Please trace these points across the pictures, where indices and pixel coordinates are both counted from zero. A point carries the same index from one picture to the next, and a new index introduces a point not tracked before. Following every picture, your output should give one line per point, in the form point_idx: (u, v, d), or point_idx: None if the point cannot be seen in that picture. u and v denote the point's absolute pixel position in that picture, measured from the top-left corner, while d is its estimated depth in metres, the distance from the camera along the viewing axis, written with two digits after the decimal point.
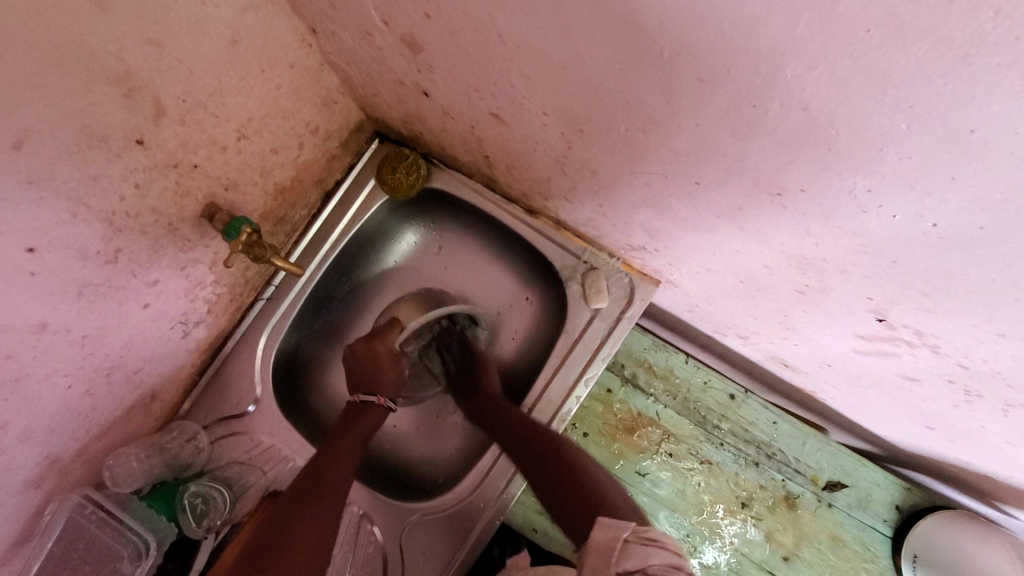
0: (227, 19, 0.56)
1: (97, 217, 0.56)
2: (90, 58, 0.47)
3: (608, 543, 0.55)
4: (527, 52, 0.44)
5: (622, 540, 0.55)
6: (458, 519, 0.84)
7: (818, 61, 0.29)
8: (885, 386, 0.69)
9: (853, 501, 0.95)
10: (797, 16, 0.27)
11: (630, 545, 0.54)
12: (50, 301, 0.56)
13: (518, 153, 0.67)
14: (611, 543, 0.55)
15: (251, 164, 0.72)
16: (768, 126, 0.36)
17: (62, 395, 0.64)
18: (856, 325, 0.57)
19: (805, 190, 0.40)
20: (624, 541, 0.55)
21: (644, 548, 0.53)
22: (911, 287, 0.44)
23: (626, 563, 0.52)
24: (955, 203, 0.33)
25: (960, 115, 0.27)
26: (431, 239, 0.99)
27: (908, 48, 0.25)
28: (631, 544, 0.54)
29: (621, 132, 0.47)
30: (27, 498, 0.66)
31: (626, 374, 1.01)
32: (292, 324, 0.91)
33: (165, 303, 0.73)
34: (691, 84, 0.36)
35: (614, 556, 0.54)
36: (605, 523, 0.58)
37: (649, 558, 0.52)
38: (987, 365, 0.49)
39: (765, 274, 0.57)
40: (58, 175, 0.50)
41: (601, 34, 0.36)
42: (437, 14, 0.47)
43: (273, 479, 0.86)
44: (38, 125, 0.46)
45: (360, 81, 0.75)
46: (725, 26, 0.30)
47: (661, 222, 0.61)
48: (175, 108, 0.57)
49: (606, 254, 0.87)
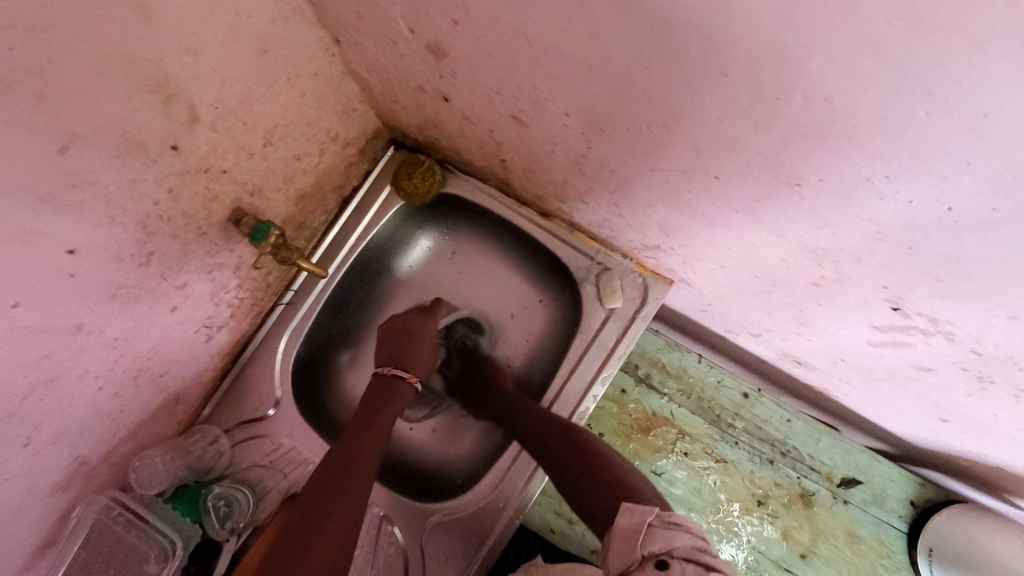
0: (259, 28, 0.58)
1: (132, 221, 0.58)
2: (133, 67, 0.49)
3: (633, 527, 0.57)
4: (553, 54, 0.46)
5: (645, 524, 0.56)
6: (478, 519, 0.85)
7: (839, 53, 0.31)
8: (898, 378, 0.70)
9: (868, 497, 0.96)
10: (821, 10, 0.29)
11: (654, 530, 0.55)
12: (86, 302, 0.58)
13: (535, 156, 0.69)
14: (636, 529, 0.56)
15: (276, 170, 0.74)
16: (789, 118, 0.38)
17: (93, 397, 0.66)
18: (871, 316, 0.58)
19: (824, 180, 0.42)
20: (648, 526, 0.56)
21: (668, 531, 0.55)
22: (926, 274, 0.45)
23: (651, 546, 0.54)
24: (970, 186, 0.34)
25: (974, 101, 0.29)
26: (446, 244, 1.02)
27: (926, 36, 0.27)
28: (656, 528, 0.56)
29: (644, 130, 0.49)
30: (57, 498, 0.67)
31: (640, 374, 1.02)
32: (311, 327, 0.93)
33: (191, 307, 0.74)
34: (716, 79, 0.38)
35: (640, 540, 0.55)
36: (629, 508, 0.60)
37: (672, 542, 0.54)
38: (1001, 350, 0.50)
39: (781, 268, 0.59)
40: (99, 180, 0.52)
41: (629, 33, 0.38)
42: (466, 21, 0.49)
43: (294, 481, 0.87)
44: (84, 131, 0.48)
45: (379, 88, 0.77)
46: (750, 21, 0.32)
47: (678, 220, 0.63)
48: (207, 114, 0.60)
49: (619, 255, 0.89)
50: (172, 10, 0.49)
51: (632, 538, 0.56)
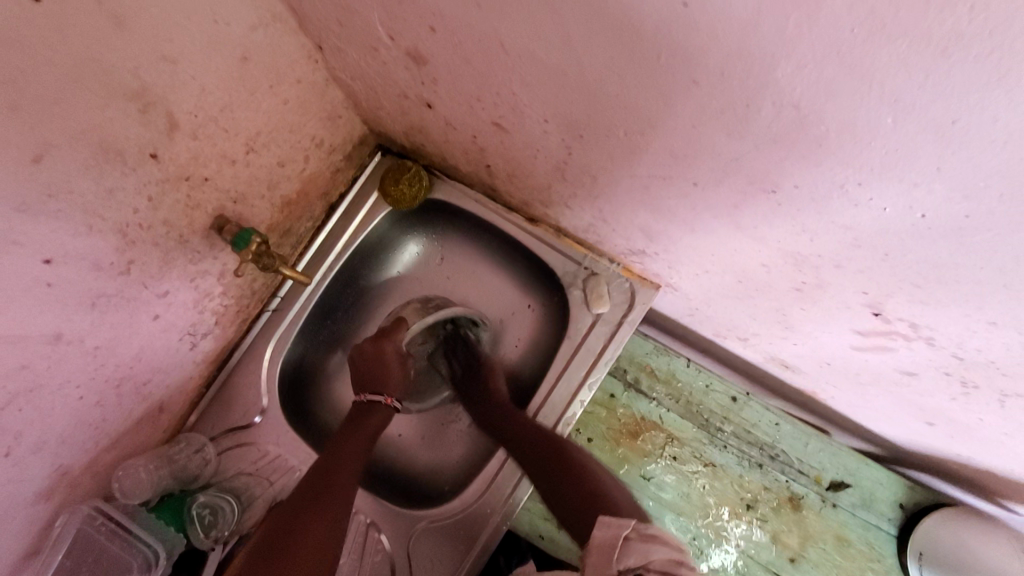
0: (239, 36, 0.58)
1: (111, 229, 0.58)
2: (110, 75, 0.49)
3: (609, 541, 0.59)
4: (531, 62, 0.46)
5: (622, 537, 0.58)
6: (465, 525, 0.85)
7: (806, 60, 0.31)
8: (884, 382, 0.70)
9: (857, 500, 0.96)
10: (786, 18, 0.29)
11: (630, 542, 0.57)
12: (65, 312, 0.57)
13: (519, 162, 0.69)
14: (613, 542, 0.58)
15: (259, 177, 0.74)
16: (762, 125, 0.38)
17: (74, 406, 0.65)
18: (853, 321, 0.58)
19: (799, 187, 0.42)
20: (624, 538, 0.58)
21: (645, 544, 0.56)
22: (904, 280, 0.45)
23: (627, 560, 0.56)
24: (941, 193, 0.34)
25: (941, 107, 0.29)
26: (434, 249, 1.01)
27: (889, 45, 0.27)
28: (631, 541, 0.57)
29: (622, 136, 0.49)
30: (39, 509, 0.67)
31: (629, 379, 1.02)
32: (298, 334, 0.93)
33: (174, 315, 0.74)
34: (688, 87, 0.38)
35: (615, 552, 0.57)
36: (606, 520, 0.61)
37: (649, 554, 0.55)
38: (982, 355, 0.50)
39: (763, 273, 0.59)
40: (76, 189, 0.52)
41: (601, 41, 0.38)
42: (442, 28, 0.49)
43: (280, 489, 0.86)
44: (59, 141, 0.48)
45: (364, 95, 0.77)
46: (717, 29, 0.32)
47: (661, 225, 0.63)
48: (187, 122, 0.59)
49: (606, 260, 0.89)
50: (149, 17, 0.49)
51: (609, 550, 0.58)
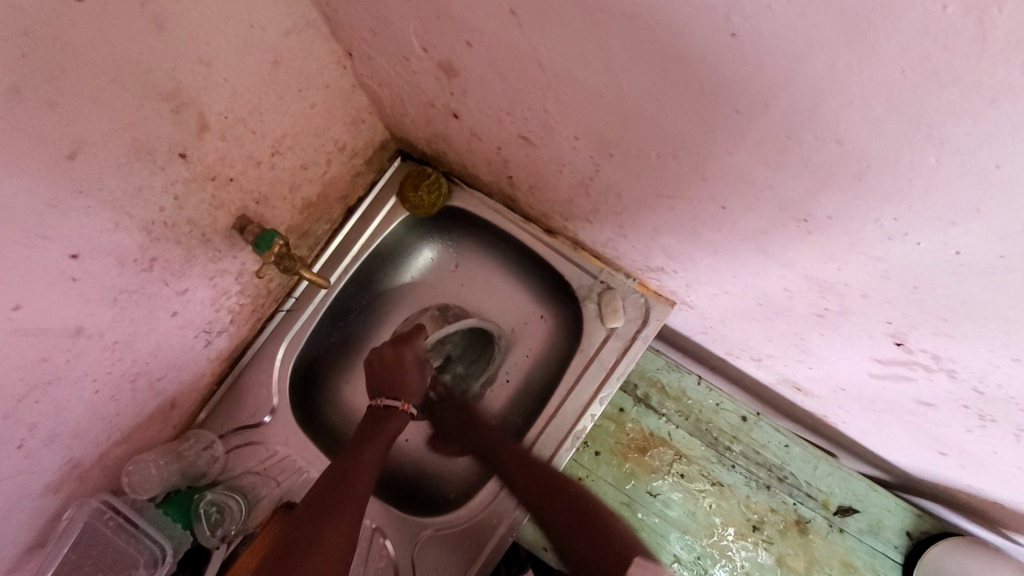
0: (272, 41, 0.59)
1: (137, 226, 0.58)
2: (146, 76, 0.49)
3: None
4: (565, 80, 0.46)
5: None
6: (470, 535, 0.84)
7: (853, 99, 0.31)
8: (899, 410, 0.69)
9: (865, 526, 0.95)
10: (836, 56, 0.29)
11: None
12: (87, 307, 0.58)
13: (542, 174, 0.69)
14: None
15: (282, 179, 0.75)
16: (799, 156, 0.38)
17: (89, 400, 0.65)
18: (873, 349, 0.58)
19: (832, 218, 0.42)
20: None
21: None
22: (931, 312, 0.45)
23: None
24: (978, 233, 0.34)
25: (988, 151, 0.29)
26: (449, 256, 1.02)
27: (940, 88, 0.27)
28: None
29: (652, 157, 0.49)
30: (48, 500, 0.67)
31: (639, 394, 1.01)
32: (311, 334, 0.93)
33: (192, 312, 0.74)
34: (728, 115, 0.38)
35: None
36: None
37: None
38: (1003, 390, 0.50)
39: (784, 297, 0.59)
40: (106, 186, 0.52)
41: (642, 66, 0.38)
42: (478, 43, 0.49)
43: (286, 490, 0.86)
44: (92, 138, 0.48)
45: (389, 102, 0.78)
46: (766, 59, 0.31)
47: (682, 245, 0.63)
48: (217, 123, 0.60)
49: (622, 275, 0.88)
50: (188, 20, 0.49)
51: None
